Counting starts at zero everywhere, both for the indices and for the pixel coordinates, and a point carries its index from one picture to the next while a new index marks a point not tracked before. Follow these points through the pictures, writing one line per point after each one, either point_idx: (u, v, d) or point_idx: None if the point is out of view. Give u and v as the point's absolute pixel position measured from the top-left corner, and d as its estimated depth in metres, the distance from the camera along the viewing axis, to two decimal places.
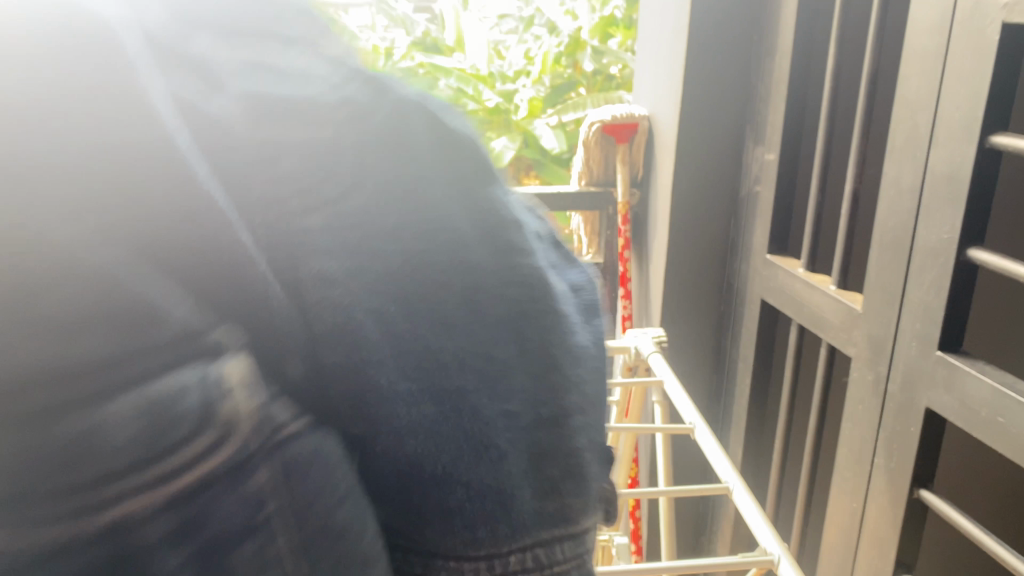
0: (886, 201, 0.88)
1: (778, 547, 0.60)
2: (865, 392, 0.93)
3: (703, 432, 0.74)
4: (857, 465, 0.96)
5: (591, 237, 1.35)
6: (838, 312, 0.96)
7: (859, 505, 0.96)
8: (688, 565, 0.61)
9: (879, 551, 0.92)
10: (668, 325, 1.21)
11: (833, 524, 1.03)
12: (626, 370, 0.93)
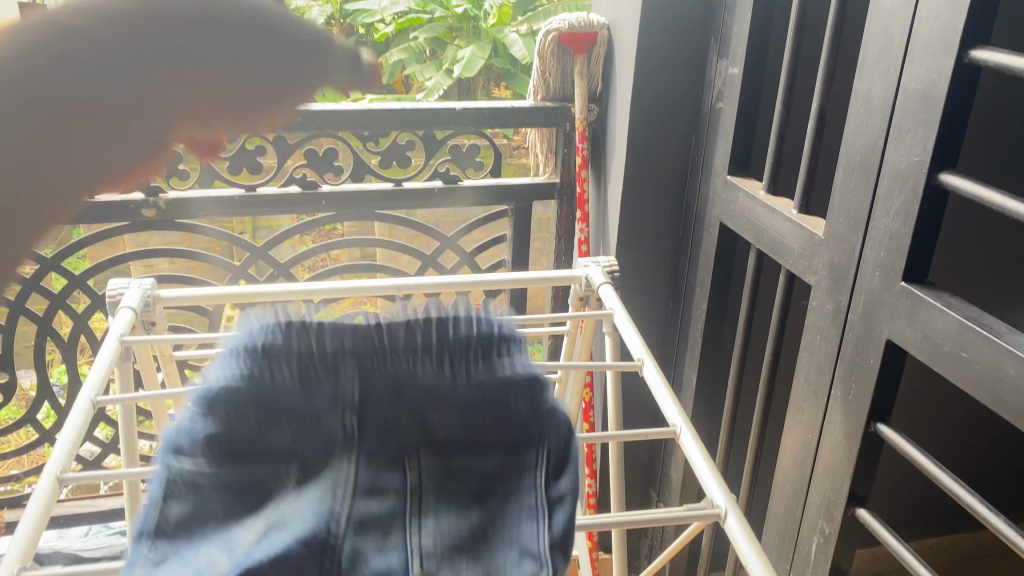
0: (854, 120, 0.82)
1: (724, 500, 0.56)
2: (824, 323, 0.89)
3: (651, 369, 0.70)
4: (813, 397, 0.93)
5: (545, 156, 1.28)
6: (799, 239, 0.91)
7: (814, 436, 0.94)
8: (630, 519, 0.57)
9: (831, 483, 0.90)
10: (624, 251, 1.16)
11: (786, 454, 1.01)
12: (575, 300, 0.87)
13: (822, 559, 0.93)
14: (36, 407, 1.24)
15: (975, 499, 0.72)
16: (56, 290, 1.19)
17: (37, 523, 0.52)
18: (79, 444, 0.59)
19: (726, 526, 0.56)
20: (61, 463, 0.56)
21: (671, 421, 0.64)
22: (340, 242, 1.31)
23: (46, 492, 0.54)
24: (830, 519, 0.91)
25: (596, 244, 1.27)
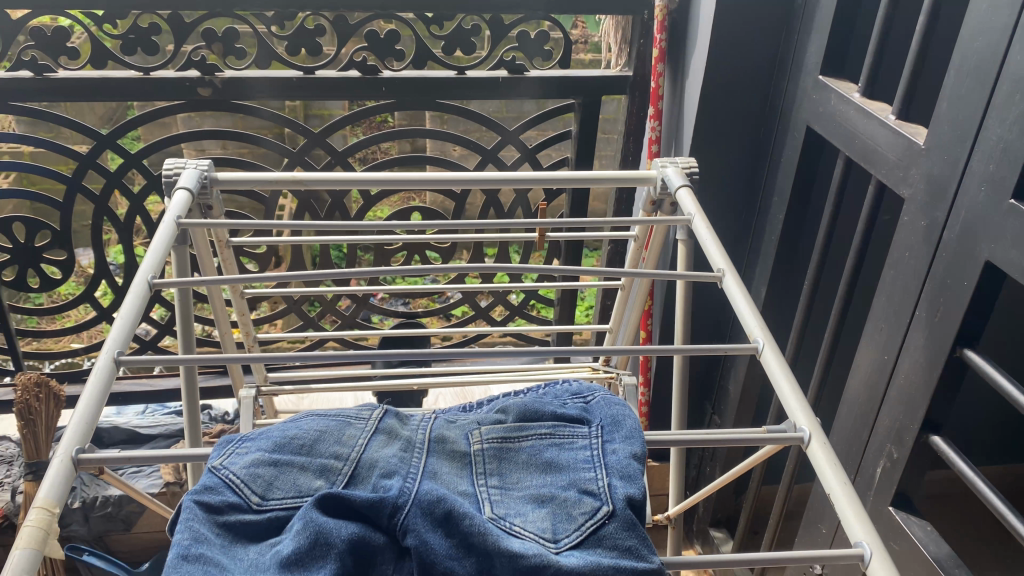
0: (973, 16, 0.73)
1: (808, 425, 0.53)
2: (914, 240, 0.83)
3: (731, 282, 0.65)
4: (893, 318, 0.88)
5: (620, 48, 1.20)
6: (895, 147, 0.84)
7: (890, 357, 0.89)
8: (708, 439, 0.53)
9: (905, 408, 0.86)
10: (700, 154, 1.09)
11: (857, 375, 0.96)
12: (648, 204, 0.82)
13: (888, 482, 0.91)
14: (94, 287, 1.24)
15: None
16: (112, 168, 1.16)
17: (95, 405, 0.50)
18: (136, 326, 0.57)
19: (810, 452, 0.52)
20: (118, 345, 0.54)
21: (752, 337, 0.60)
22: (398, 131, 1.25)
23: (103, 374, 0.52)
24: (900, 445, 0.87)
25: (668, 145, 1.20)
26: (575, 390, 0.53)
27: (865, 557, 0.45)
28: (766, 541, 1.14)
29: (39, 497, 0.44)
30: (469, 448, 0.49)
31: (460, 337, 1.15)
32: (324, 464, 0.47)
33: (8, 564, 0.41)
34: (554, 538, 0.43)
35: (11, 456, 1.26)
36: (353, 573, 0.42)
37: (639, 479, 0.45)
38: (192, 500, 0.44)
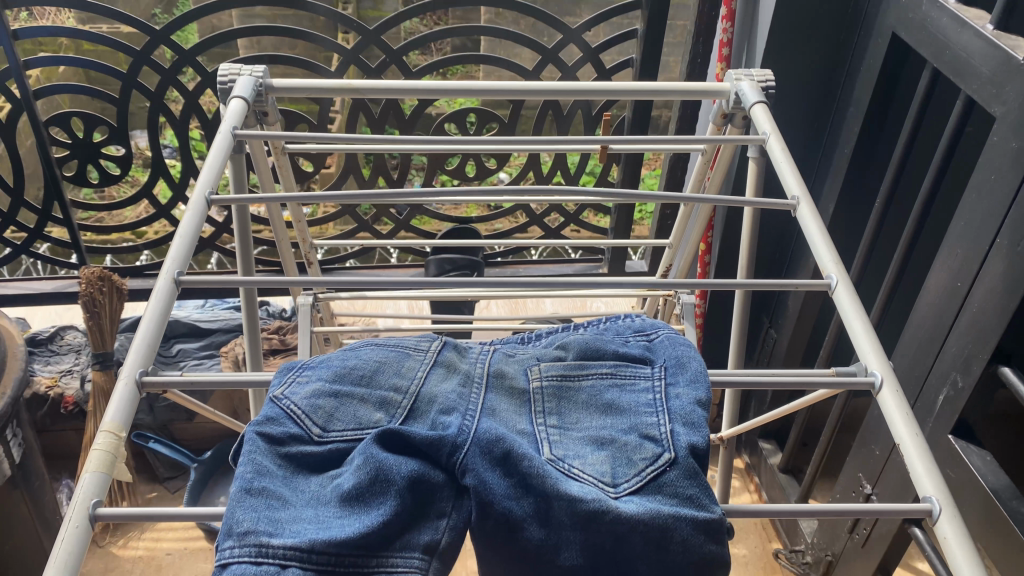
0: None
1: (881, 371, 0.51)
2: (1002, 164, 0.78)
3: (805, 211, 0.62)
4: (971, 245, 0.84)
5: None
6: (990, 61, 0.76)
7: (964, 285, 0.85)
8: (774, 382, 0.52)
9: (975, 338, 0.84)
10: (775, 58, 1.03)
11: (925, 299, 0.93)
12: (721, 118, 0.78)
13: (950, 410, 0.89)
14: (151, 185, 1.25)
15: None
16: (166, 64, 1.15)
17: (158, 327, 0.51)
18: (196, 244, 0.57)
19: (880, 399, 0.50)
20: (178, 265, 0.54)
21: (825, 272, 0.58)
22: (454, 28, 1.21)
23: (164, 295, 0.52)
24: (967, 374, 0.85)
25: (737, 59, 1.15)
26: (637, 328, 0.52)
27: (933, 513, 0.44)
28: (817, 457, 1.14)
29: (106, 421, 0.45)
30: (528, 385, 0.48)
31: (515, 246, 1.14)
32: (383, 400, 0.47)
33: (79, 487, 0.43)
34: (614, 482, 0.43)
35: (79, 345, 1.30)
36: (413, 509, 0.42)
37: (703, 427, 0.44)
38: (254, 431, 0.44)
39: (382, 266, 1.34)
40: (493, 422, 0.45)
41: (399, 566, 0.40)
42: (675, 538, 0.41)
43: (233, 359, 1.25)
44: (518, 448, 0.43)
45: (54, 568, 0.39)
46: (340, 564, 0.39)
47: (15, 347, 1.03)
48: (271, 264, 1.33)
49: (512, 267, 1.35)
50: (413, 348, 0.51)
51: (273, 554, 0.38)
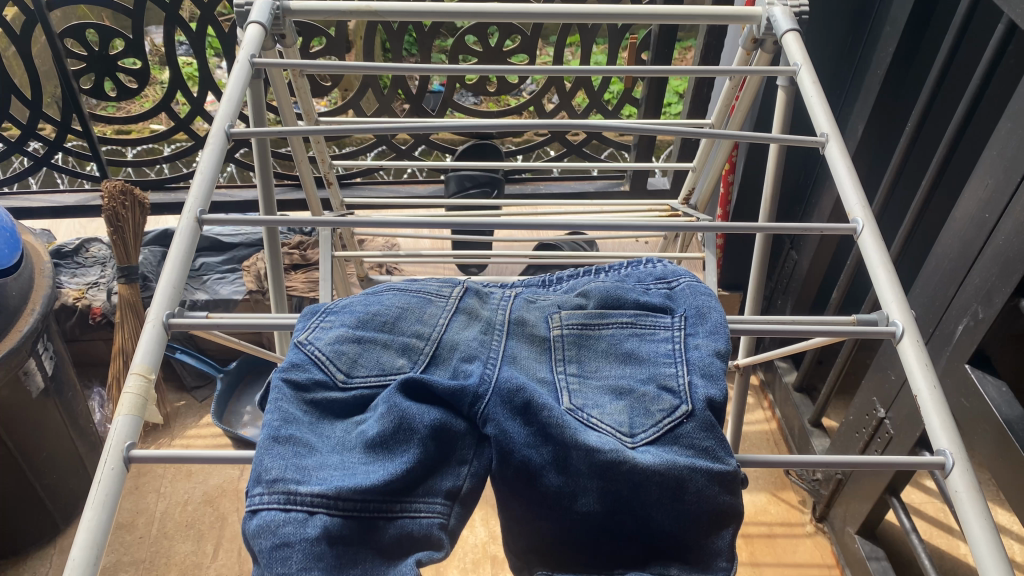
0: None
1: (903, 320, 0.51)
2: None
3: (835, 149, 0.61)
4: (1001, 177, 0.82)
5: None
6: None
7: (992, 216, 0.84)
8: (795, 329, 0.52)
9: (1000, 271, 0.83)
10: None
11: (951, 229, 0.91)
12: (750, 45, 0.76)
13: (969, 340, 0.89)
14: (169, 98, 1.24)
15: None
16: None
17: (181, 269, 0.51)
18: (216, 180, 0.57)
19: (900, 348, 0.50)
20: (200, 205, 0.54)
21: (852, 214, 0.57)
22: None
23: (187, 235, 0.53)
24: (988, 306, 0.85)
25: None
26: (658, 275, 0.52)
27: (946, 465, 0.45)
28: (832, 379, 1.15)
29: (135, 363, 0.46)
30: (548, 333, 0.49)
31: (535, 167, 1.14)
32: (406, 346, 0.48)
33: (112, 429, 0.44)
34: (631, 432, 0.43)
35: (104, 258, 1.32)
36: (434, 457, 0.44)
37: (721, 379, 0.44)
38: (280, 378, 0.45)
39: (402, 182, 1.34)
40: (514, 371, 0.46)
41: (422, 511, 0.42)
42: (690, 489, 0.42)
43: (255, 274, 1.27)
44: (538, 398, 0.44)
45: (92, 509, 0.41)
46: (366, 510, 0.41)
47: (42, 263, 1.04)
48: (290, 179, 1.33)
49: (532, 185, 1.34)
50: (436, 294, 0.51)
51: (300, 501, 0.39)
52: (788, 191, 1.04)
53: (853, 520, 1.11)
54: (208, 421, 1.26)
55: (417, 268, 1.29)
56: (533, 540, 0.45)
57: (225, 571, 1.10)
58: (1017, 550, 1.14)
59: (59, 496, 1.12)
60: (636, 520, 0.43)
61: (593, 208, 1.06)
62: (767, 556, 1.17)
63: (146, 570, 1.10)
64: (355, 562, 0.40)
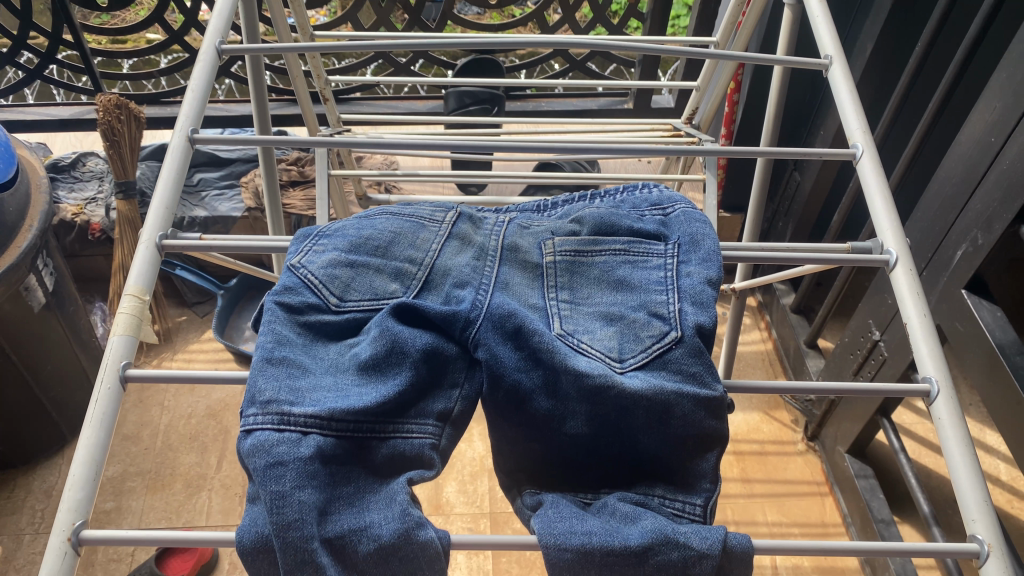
0: None
1: (897, 249, 0.50)
2: None
3: (838, 72, 0.60)
4: (1010, 99, 0.80)
5: None
6: None
7: (997, 141, 0.82)
8: (789, 256, 0.52)
9: (1002, 196, 0.82)
10: None
11: (956, 153, 0.90)
12: None
13: (967, 265, 0.89)
14: (162, 9, 1.21)
15: None
16: None
17: (173, 190, 0.51)
18: (207, 99, 0.56)
19: (892, 276, 0.50)
20: (191, 124, 0.53)
21: (852, 139, 0.56)
22: None
23: (178, 155, 0.52)
24: (988, 232, 0.84)
25: None
26: (653, 201, 0.52)
27: (931, 393, 0.46)
28: (828, 302, 1.16)
29: (129, 284, 0.47)
30: (541, 259, 0.49)
31: (536, 85, 1.12)
32: (399, 271, 0.48)
33: (108, 348, 0.45)
34: (620, 357, 0.44)
35: (101, 173, 1.31)
36: (426, 380, 0.44)
37: (712, 307, 0.45)
38: (273, 301, 0.45)
39: (400, 99, 1.33)
40: (505, 296, 0.46)
41: (414, 432, 0.43)
42: (676, 414, 0.42)
43: (254, 191, 1.26)
44: (528, 324, 0.44)
45: (90, 427, 0.42)
46: (358, 430, 0.42)
47: (38, 178, 1.04)
48: (287, 93, 1.31)
49: (533, 102, 1.33)
50: (429, 219, 0.51)
51: (293, 422, 0.40)
52: (792, 112, 1.03)
53: (844, 439, 1.13)
54: (210, 336, 1.28)
55: (417, 186, 1.29)
56: (523, 460, 0.46)
57: (229, 482, 1.13)
58: (1002, 470, 1.17)
59: (65, 408, 1.14)
60: (623, 442, 0.44)
61: (593, 127, 1.05)
62: (758, 473, 1.20)
63: (153, 481, 1.13)
64: (348, 480, 0.41)
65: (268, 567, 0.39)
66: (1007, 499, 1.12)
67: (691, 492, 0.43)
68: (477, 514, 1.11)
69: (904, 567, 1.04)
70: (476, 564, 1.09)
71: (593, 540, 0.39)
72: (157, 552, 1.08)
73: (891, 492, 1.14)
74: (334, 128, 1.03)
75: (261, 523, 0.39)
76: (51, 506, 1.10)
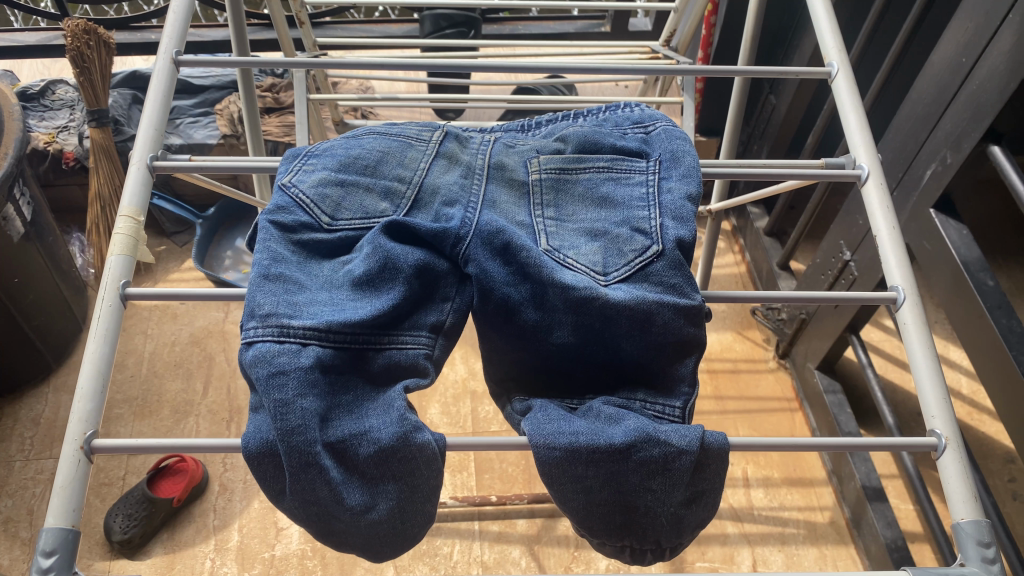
0: None
1: (868, 165, 0.52)
2: None
3: None
4: (982, 18, 0.81)
5: None
6: None
7: (968, 62, 0.84)
8: (765, 172, 0.54)
9: (972, 114, 0.84)
10: None
11: (928, 73, 0.91)
12: None
13: (935, 184, 0.91)
14: None
15: None
16: None
17: (161, 111, 0.51)
18: (189, 19, 0.56)
19: (864, 190, 0.52)
20: (174, 46, 0.53)
21: (828, 58, 0.57)
22: None
23: (164, 77, 0.53)
24: (957, 151, 0.86)
25: None
26: (635, 119, 0.53)
27: (897, 300, 0.48)
28: (801, 225, 1.18)
29: (123, 205, 0.47)
30: (527, 177, 0.51)
31: (513, 8, 1.11)
32: (388, 190, 0.49)
33: (107, 267, 0.46)
34: (604, 271, 0.46)
35: (71, 101, 1.29)
36: (419, 293, 0.46)
37: (692, 222, 0.46)
38: (267, 220, 0.46)
39: (375, 23, 1.31)
40: (493, 214, 0.48)
41: (408, 343, 0.45)
42: (658, 322, 0.45)
43: (229, 118, 1.25)
44: (515, 239, 0.46)
45: (94, 341, 0.43)
46: (355, 341, 0.43)
47: (11, 105, 1.02)
48: (260, 17, 1.29)
49: (510, 25, 1.32)
50: (416, 139, 0.52)
51: (293, 334, 0.42)
52: (768, 34, 1.04)
53: (813, 355, 1.17)
54: (190, 265, 1.28)
55: (394, 111, 1.28)
56: (512, 367, 0.49)
57: (216, 407, 1.15)
58: (964, 383, 1.22)
59: (48, 337, 1.15)
60: (607, 351, 0.46)
61: (571, 50, 1.05)
62: (731, 390, 1.24)
63: (140, 407, 1.15)
64: (347, 389, 0.43)
65: (274, 470, 0.41)
66: (967, 411, 1.18)
67: (670, 396, 0.46)
68: (461, 433, 1.15)
69: (868, 476, 1.09)
70: (460, 480, 1.13)
71: (581, 439, 0.42)
72: (149, 473, 1.10)
73: (858, 406, 1.19)
74: (311, 51, 1.03)
75: (265, 429, 0.41)
76: (39, 434, 1.11)
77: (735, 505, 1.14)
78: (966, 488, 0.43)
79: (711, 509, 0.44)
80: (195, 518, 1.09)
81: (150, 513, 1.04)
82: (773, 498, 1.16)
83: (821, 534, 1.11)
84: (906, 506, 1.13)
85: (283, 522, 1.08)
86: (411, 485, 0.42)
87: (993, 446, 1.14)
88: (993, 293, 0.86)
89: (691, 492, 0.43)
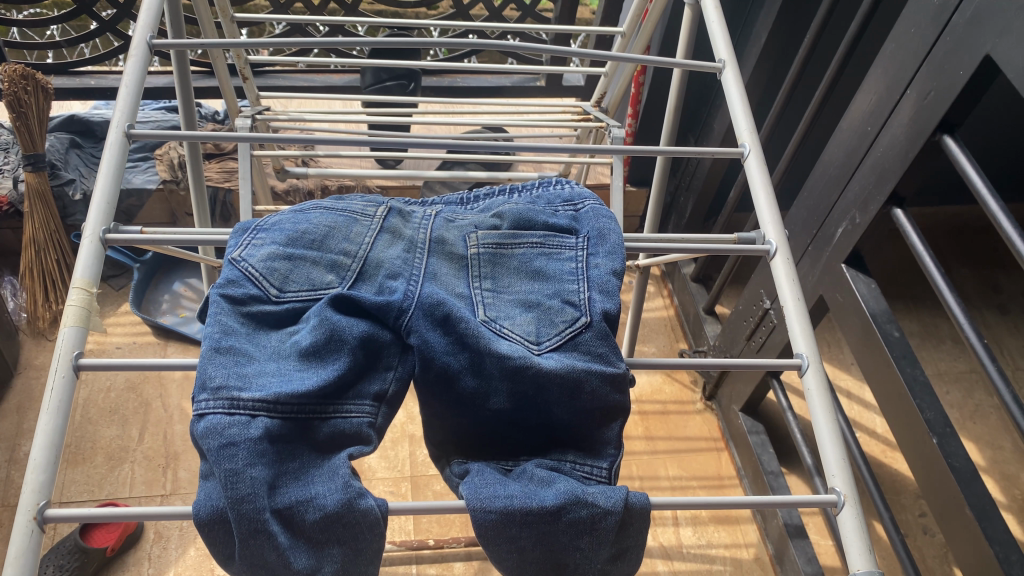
0: None
1: (776, 240, 0.57)
2: (923, 17, 0.80)
3: (731, 76, 0.66)
4: (885, 91, 0.88)
5: None
6: None
7: (873, 130, 0.91)
8: (684, 246, 0.58)
9: (877, 178, 0.91)
10: None
11: (839, 138, 0.98)
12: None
13: (845, 241, 0.98)
14: None
15: (1001, 214, 0.71)
16: None
17: (113, 184, 0.53)
18: (139, 93, 0.58)
19: (772, 263, 0.57)
20: (126, 121, 0.56)
21: (741, 140, 0.63)
22: None
23: (116, 151, 0.55)
24: (865, 212, 0.93)
25: None
26: (566, 197, 0.58)
27: (802, 366, 0.53)
28: (724, 273, 1.24)
29: (76, 277, 0.49)
30: (466, 251, 0.54)
31: (451, 66, 1.15)
32: (333, 262, 0.52)
33: (60, 339, 0.47)
34: (537, 340, 0.49)
35: (6, 144, 1.29)
36: (363, 363, 0.49)
37: (616, 295, 0.51)
38: (217, 293, 0.49)
39: (317, 74, 1.34)
40: (433, 287, 0.51)
41: (353, 412, 0.48)
42: (586, 389, 0.48)
43: (169, 163, 1.25)
44: (454, 312, 0.49)
45: (48, 414, 0.45)
46: (302, 411, 0.46)
47: None
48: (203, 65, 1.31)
49: (450, 78, 1.36)
50: (360, 213, 0.55)
51: (243, 406, 0.44)
52: (692, 96, 1.10)
53: (737, 399, 1.23)
54: (126, 309, 1.27)
55: (336, 159, 1.31)
56: (451, 431, 0.52)
57: (152, 454, 1.15)
58: (878, 423, 1.29)
59: None
60: (540, 415, 0.49)
61: (508, 107, 1.09)
62: (661, 431, 1.29)
63: (73, 455, 1.14)
64: (294, 457, 0.45)
65: (223, 536, 0.43)
66: (881, 449, 1.25)
67: (598, 457, 0.50)
68: (399, 477, 1.16)
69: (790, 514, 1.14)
70: (398, 524, 1.15)
71: (515, 502, 0.45)
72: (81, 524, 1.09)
73: (780, 446, 1.25)
74: (253, 104, 1.04)
75: (215, 497, 0.43)
76: None
77: (665, 543, 1.18)
78: (861, 541, 0.47)
79: (635, 564, 0.48)
80: (129, 567, 1.08)
81: (82, 563, 1.03)
82: (701, 536, 1.20)
83: (745, 571, 1.16)
84: (825, 542, 1.19)
85: (219, 569, 1.08)
86: (355, 549, 0.45)
87: (904, 483, 1.20)
88: (899, 344, 0.92)
89: (617, 549, 0.47)
